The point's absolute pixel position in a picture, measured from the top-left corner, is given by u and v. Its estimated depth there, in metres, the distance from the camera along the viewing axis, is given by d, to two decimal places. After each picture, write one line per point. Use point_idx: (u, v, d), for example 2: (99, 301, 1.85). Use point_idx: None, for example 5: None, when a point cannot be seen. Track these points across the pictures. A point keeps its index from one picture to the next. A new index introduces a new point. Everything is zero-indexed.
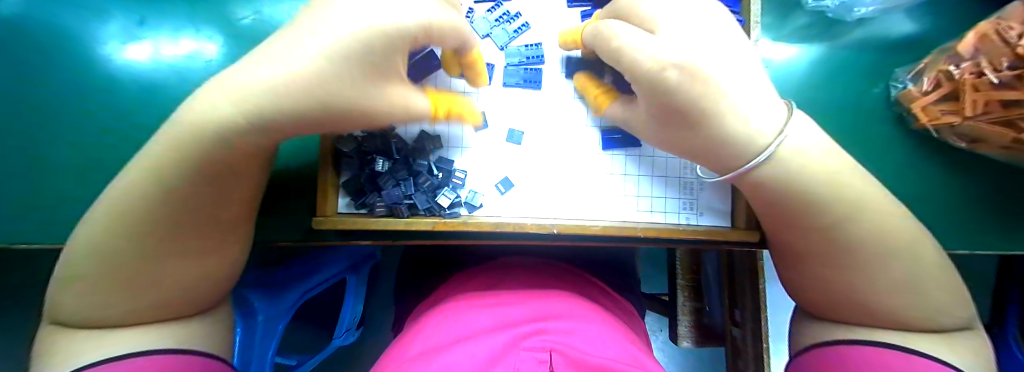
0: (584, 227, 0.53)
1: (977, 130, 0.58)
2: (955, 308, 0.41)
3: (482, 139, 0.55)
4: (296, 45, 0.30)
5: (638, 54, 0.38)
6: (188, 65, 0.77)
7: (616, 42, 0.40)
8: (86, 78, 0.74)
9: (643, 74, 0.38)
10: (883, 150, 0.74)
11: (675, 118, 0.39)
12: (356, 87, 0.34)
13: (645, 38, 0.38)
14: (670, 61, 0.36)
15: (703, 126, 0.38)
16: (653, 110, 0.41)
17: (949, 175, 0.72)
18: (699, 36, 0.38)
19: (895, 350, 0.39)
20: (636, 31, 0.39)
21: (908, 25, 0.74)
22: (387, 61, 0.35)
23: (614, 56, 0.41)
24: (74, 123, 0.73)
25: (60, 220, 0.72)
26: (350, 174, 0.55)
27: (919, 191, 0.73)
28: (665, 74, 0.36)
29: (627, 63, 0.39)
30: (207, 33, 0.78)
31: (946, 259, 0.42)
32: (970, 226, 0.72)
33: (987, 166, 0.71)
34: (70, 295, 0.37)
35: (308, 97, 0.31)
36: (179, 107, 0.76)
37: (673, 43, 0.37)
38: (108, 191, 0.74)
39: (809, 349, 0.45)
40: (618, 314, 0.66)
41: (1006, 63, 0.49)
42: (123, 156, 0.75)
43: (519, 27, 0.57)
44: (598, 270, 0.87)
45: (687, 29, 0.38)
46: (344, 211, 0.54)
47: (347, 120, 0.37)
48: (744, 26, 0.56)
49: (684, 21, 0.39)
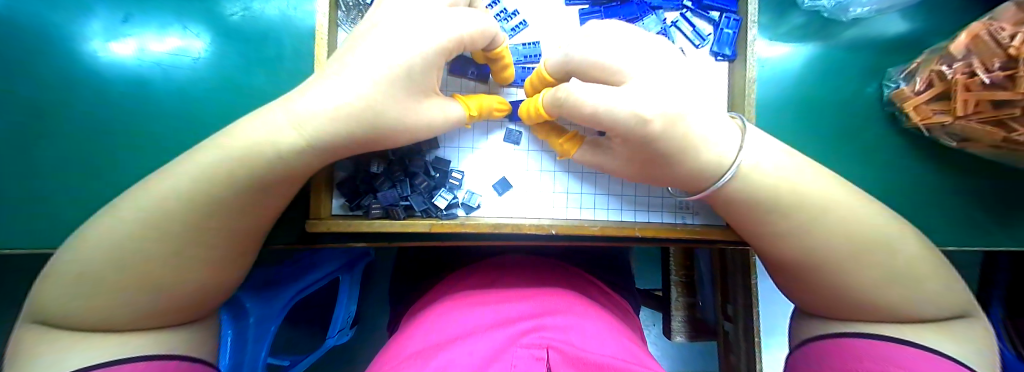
0: (582, 227, 0.52)
1: (967, 130, 0.58)
2: (949, 307, 0.42)
3: (480, 142, 0.55)
4: (339, 75, 0.38)
5: (618, 111, 0.39)
6: (177, 64, 0.74)
7: (587, 104, 0.40)
8: (69, 76, 0.71)
9: (626, 129, 0.40)
10: (872, 149, 0.75)
11: (651, 159, 0.43)
12: (400, 105, 0.39)
13: (612, 95, 0.40)
14: (652, 114, 0.39)
15: (672, 162, 0.43)
16: (628, 154, 0.45)
17: (935, 172, 0.74)
18: (662, 85, 0.43)
19: (903, 346, 0.39)
20: (594, 89, 0.41)
21: (902, 24, 0.74)
22: (423, 78, 0.41)
23: (590, 119, 0.41)
24: (60, 123, 0.71)
25: (40, 225, 0.70)
26: (345, 174, 0.54)
27: (908, 188, 0.74)
28: (650, 126, 0.39)
29: (608, 121, 0.40)
30: (193, 30, 0.75)
31: (938, 258, 0.43)
32: (958, 222, 0.73)
33: (972, 164, 0.73)
34: (48, 303, 0.35)
35: (360, 118, 0.38)
36: (163, 106, 0.74)
37: (649, 97, 0.40)
38: (91, 194, 0.71)
39: (821, 340, 0.44)
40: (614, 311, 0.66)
41: (998, 64, 0.50)
42: (105, 159, 0.72)
43: (517, 25, 0.56)
44: (593, 268, 0.87)
45: (650, 84, 0.42)
46: (338, 213, 0.53)
47: (386, 134, 0.41)
48: (741, 25, 0.55)
49: (645, 69, 0.44)
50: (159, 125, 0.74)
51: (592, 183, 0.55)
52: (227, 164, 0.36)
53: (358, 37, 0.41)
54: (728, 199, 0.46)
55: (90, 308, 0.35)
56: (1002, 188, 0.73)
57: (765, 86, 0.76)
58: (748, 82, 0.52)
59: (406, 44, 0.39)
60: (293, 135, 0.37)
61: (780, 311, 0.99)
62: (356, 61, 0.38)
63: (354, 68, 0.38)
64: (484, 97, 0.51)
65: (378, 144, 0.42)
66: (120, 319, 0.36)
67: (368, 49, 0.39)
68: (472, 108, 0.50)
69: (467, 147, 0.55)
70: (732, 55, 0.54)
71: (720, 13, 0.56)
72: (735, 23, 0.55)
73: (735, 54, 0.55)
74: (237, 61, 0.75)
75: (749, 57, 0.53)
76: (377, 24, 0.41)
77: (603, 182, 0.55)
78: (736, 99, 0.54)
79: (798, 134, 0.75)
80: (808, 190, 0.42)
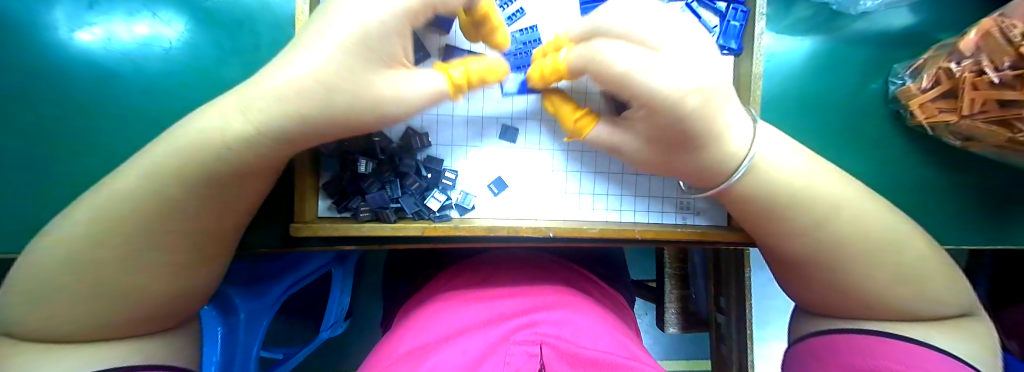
0: (580, 229, 0.50)
1: (972, 130, 0.56)
2: (940, 314, 0.42)
3: (477, 144, 0.52)
4: (299, 58, 0.34)
5: (655, 81, 0.35)
6: (149, 54, 0.69)
7: (614, 68, 0.37)
8: (34, 65, 0.66)
9: (660, 102, 0.36)
10: (872, 145, 0.74)
11: (684, 142, 0.40)
12: (355, 78, 0.34)
13: (647, 57, 0.35)
14: (689, 88, 0.35)
15: (702, 148, 0.40)
16: (652, 132, 0.41)
17: (925, 164, 0.73)
18: (692, 50, 0.37)
19: (906, 343, 0.40)
20: (631, 51, 0.36)
21: (908, 19, 0.73)
22: (382, 46, 0.36)
23: (619, 83, 0.37)
24: (23, 117, 0.66)
25: (10, 224, 0.67)
26: (331, 174, 0.51)
27: (900, 182, 0.74)
28: (687, 102, 0.36)
29: (635, 90, 0.36)
30: (166, 16, 0.70)
31: (934, 262, 0.43)
32: (949, 217, 0.74)
33: (965, 159, 0.73)
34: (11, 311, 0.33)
35: (316, 103, 0.34)
36: (137, 99, 0.69)
37: (679, 67, 0.35)
38: (64, 189, 0.68)
39: (825, 332, 0.45)
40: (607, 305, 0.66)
41: (1008, 63, 0.47)
42: (80, 154, 0.68)
43: (514, 13, 0.53)
44: (589, 263, 0.86)
45: (679, 39, 0.37)
46: (325, 215, 0.50)
47: (350, 118, 0.36)
48: (748, 18, 0.52)
49: (670, 26, 0.37)
50: (133, 119, 0.69)
51: (591, 183, 0.53)
52: (197, 161, 0.33)
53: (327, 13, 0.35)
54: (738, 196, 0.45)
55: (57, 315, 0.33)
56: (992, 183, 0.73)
57: (769, 80, 0.74)
58: (754, 77, 0.50)
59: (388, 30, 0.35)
60: (271, 134, 0.35)
61: (773, 304, 0.99)
62: (322, 43, 0.34)
63: (315, 39, 0.34)
64: (495, 61, 0.44)
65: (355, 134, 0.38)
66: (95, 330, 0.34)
67: (331, 27, 0.34)
68: (457, 78, 0.42)
69: (461, 148, 0.52)
70: (738, 48, 0.52)
71: (727, 3, 0.52)
72: (742, 15, 0.52)
73: (742, 48, 0.52)
74: (214, 51, 0.70)
75: (756, 53, 0.51)
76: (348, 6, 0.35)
77: (602, 182, 0.53)
78: (740, 92, 0.52)
79: (798, 130, 0.74)
80: (806, 193, 0.42)
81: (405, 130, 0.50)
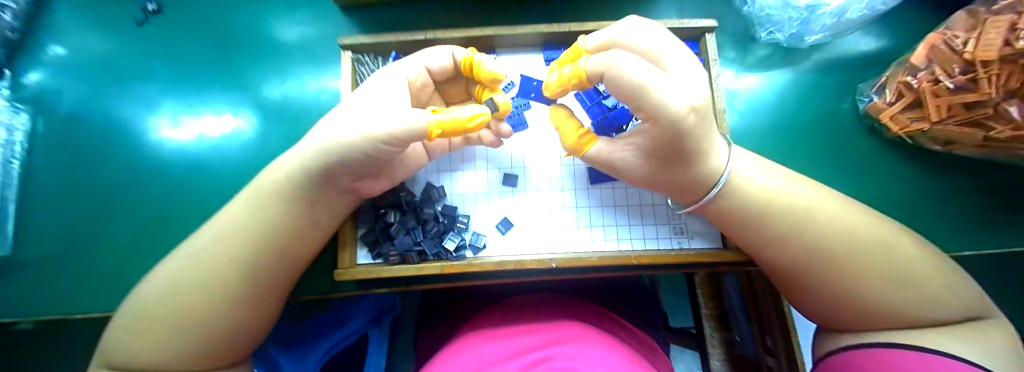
0: (580, 259, 0.56)
1: (947, 133, 0.61)
2: (946, 316, 0.41)
3: (484, 192, 0.61)
4: (352, 123, 0.43)
5: (667, 98, 0.37)
6: (230, 145, 0.85)
7: (627, 79, 0.38)
8: (149, 163, 0.85)
9: (665, 115, 0.38)
10: (860, 163, 0.78)
11: (675, 156, 0.43)
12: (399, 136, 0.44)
13: (655, 74, 0.38)
14: (689, 107, 0.38)
15: (690, 163, 0.44)
16: (649, 146, 0.44)
17: (921, 176, 0.76)
18: (697, 67, 0.40)
19: (931, 356, 0.38)
20: (644, 65, 0.38)
21: (866, 44, 0.80)
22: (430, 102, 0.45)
23: (632, 92, 0.38)
24: (126, 202, 0.83)
25: (106, 292, 0.79)
26: (366, 227, 0.61)
27: (903, 195, 0.76)
28: (687, 118, 0.38)
29: (646, 102, 0.38)
30: (244, 115, 0.86)
31: (922, 263, 0.44)
32: (956, 223, 0.75)
33: (963, 165, 0.76)
34: (120, 345, 0.43)
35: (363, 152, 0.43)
36: (219, 182, 0.84)
37: (682, 87, 0.38)
38: (153, 259, 0.81)
39: (852, 348, 0.44)
40: (636, 349, 0.60)
41: (957, 69, 0.52)
42: (171, 230, 0.82)
43: (507, 85, 0.62)
44: (624, 305, 0.82)
45: (683, 58, 0.40)
46: (362, 262, 0.59)
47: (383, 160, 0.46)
48: (704, 64, 0.61)
49: (676, 47, 0.40)
50: (214, 198, 0.83)
51: (587, 217, 0.59)
52: None
53: (357, 97, 0.48)
54: (717, 211, 0.50)
55: (156, 344, 0.43)
56: (990, 185, 0.75)
57: (750, 112, 0.80)
58: (718, 111, 0.57)
59: (403, 103, 0.48)
60: (322, 180, 0.47)
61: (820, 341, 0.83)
62: (349, 119, 0.44)
63: (369, 110, 0.44)
64: (483, 112, 0.47)
65: (370, 173, 0.49)
66: (180, 359, 0.43)
67: (381, 106, 0.45)
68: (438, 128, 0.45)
69: (472, 196, 0.61)
70: None
71: None
72: (697, 63, 0.61)
73: None
74: (279, 140, 0.85)
75: (716, 91, 0.58)
76: (376, 91, 0.47)
77: (597, 214, 0.59)
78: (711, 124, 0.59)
79: (787, 153, 0.78)
80: (778, 206, 0.47)
81: (426, 185, 0.60)
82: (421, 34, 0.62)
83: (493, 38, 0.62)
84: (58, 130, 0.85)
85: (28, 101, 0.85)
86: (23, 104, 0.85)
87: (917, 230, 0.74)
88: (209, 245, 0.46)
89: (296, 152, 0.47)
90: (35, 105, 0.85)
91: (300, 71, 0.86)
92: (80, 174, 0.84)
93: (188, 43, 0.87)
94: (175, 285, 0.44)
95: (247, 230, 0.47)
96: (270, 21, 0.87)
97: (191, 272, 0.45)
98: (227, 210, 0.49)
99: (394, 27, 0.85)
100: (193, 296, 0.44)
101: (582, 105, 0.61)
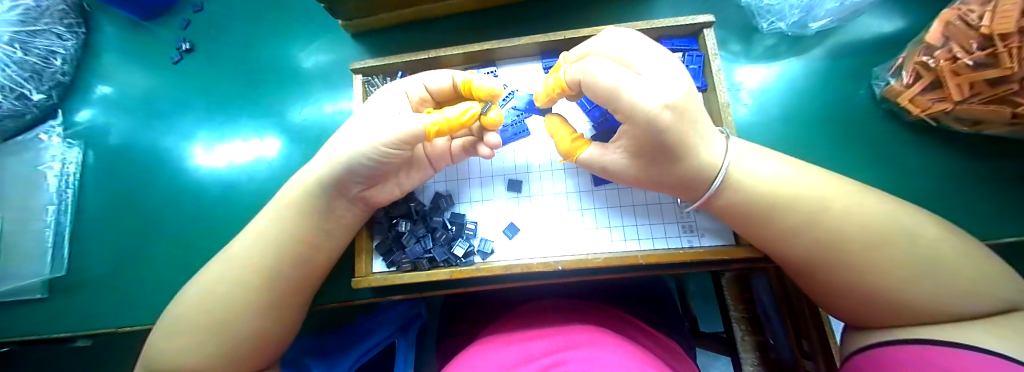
0: (587, 260, 0.56)
1: (973, 113, 0.59)
2: (981, 306, 0.38)
3: (490, 200, 0.62)
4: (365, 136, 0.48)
5: (638, 98, 0.39)
6: (257, 167, 0.91)
7: (600, 83, 0.42)
8: (185, 187, 0.92)
9: (641, 115, 0.40)
10: (884, 150, 0.74)
11: (663, 152, 0.44)
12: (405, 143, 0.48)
13: (626, 78, 0.41)
14: (661, 104, 0.40)
15: (683, 158, 0.45)
16: (635, 147, 0.45)
17: (957, 160, 0.71)
18: (669, 65, 0.42)
19: (975, 353, 0.34)
20: (614, 70, 0.42)
21: (880, 26, 0.77)
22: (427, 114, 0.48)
23: (609, 98, 0.42)
24: (163, 223, 0.91)
25: (151, 307, 0.86)
26: (380, 237, 0.63)
27: (937, 183, 0.72)
28: (663, 116, 0.40)
29: (621, 103, 0.41)
30: (269, 138, 0.92)
31: (948, 250, 0.41)
32: (1002, 209, 0.69)
33: (1004, 146, 0.70)
34: (160, 353, 0.48)
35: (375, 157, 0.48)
36: (247, 202, 0.90)
37: (655, 86, 0.40)
38: (189, 276, 0.87)
39: (900, 341, 0.40)
40: (658, 355, 0.55)
41: (975, 45, 0.50)
42: (205, 248, 0.88)
43: (507, 95, 0.64)
44: (648, 308, 0.76)
45: (653, 59, 0.42)
46: (378, 271, 0.62)
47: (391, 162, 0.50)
48: (705, 59, 0.60)
49: (649, 51, 0.43)
50: (241, 217, 0.89)
51: (593, 218, 0.60)
52: None
53: (366, 112, 0.53)
54: (720, 206, 0.50)
55: (192, 350, 0.47)
56: None
57: (762, 104, 0.79)
58: (721, 104, 0.57)
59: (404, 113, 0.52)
60: (334, 184, 0.52)
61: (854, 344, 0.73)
62: (361, 134, 0.48)
63: (380, 124, 0.48)
64: (474, 105, 0.51)
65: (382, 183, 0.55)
66: (211, 363, 0.47)
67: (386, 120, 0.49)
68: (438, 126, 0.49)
69: (479, 204, 0.62)
70: (702, 86, 0.60)
71: (682, 53, 0.61)
72: (697, 58, 0.60)
73: (706, 84, 0.60)
74: (301, 160, 0.90)
75: (718, 85, 0.58)
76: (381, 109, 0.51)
77: (603, 215, 0.60)
78: (715, 118, 0.58)
79: (801, 145, 0.76)
80: (785, 198, 0.46)
81: (434, 194, 0.63)
82: (424, 54, 0.65)
83: (491, 52, 0.64)
84: (106, 161, 0.94)
85: (80, 137, 0.95)
86: (75, 139, 0.94)
87: (958, 220, 0.70)
88: (237, 259, 0.51)
89: (316, 171, 0.52)
90: (86, 140, 0.95)
91: (319, 95, 0.92)
92: (124, 200, 0.93)
93: (218, 76, 0.95)
94: (207, 297, 0.49)
95: (270, 244, 0.52)
96: (291, 51, 0.94)
97: (222, 283, 0.50)
98: (254, 228, 0.53)
99: (402, 48, 0.89)
100: (223, 305, 0.49)
101: (580, 109, 0.62)
